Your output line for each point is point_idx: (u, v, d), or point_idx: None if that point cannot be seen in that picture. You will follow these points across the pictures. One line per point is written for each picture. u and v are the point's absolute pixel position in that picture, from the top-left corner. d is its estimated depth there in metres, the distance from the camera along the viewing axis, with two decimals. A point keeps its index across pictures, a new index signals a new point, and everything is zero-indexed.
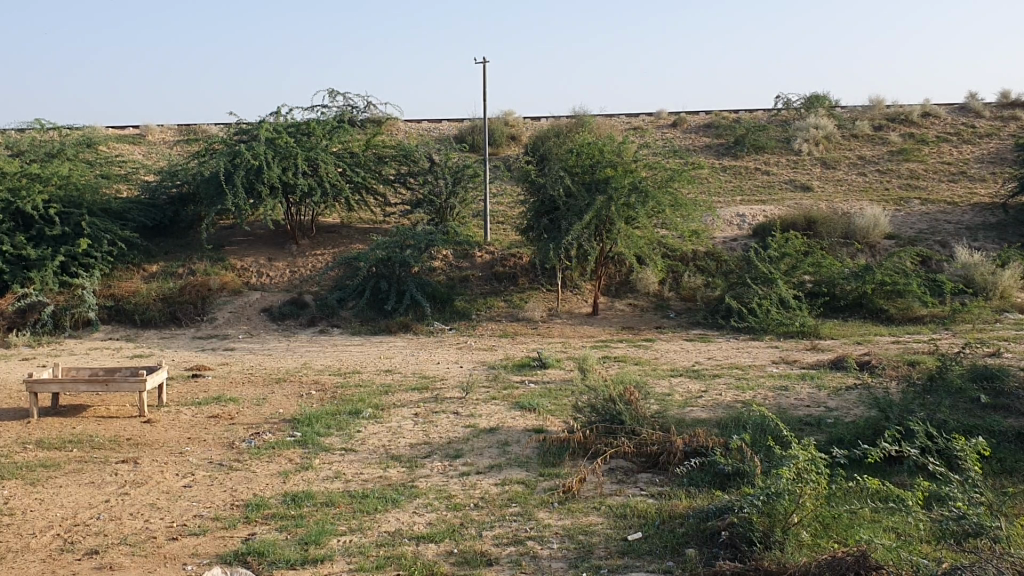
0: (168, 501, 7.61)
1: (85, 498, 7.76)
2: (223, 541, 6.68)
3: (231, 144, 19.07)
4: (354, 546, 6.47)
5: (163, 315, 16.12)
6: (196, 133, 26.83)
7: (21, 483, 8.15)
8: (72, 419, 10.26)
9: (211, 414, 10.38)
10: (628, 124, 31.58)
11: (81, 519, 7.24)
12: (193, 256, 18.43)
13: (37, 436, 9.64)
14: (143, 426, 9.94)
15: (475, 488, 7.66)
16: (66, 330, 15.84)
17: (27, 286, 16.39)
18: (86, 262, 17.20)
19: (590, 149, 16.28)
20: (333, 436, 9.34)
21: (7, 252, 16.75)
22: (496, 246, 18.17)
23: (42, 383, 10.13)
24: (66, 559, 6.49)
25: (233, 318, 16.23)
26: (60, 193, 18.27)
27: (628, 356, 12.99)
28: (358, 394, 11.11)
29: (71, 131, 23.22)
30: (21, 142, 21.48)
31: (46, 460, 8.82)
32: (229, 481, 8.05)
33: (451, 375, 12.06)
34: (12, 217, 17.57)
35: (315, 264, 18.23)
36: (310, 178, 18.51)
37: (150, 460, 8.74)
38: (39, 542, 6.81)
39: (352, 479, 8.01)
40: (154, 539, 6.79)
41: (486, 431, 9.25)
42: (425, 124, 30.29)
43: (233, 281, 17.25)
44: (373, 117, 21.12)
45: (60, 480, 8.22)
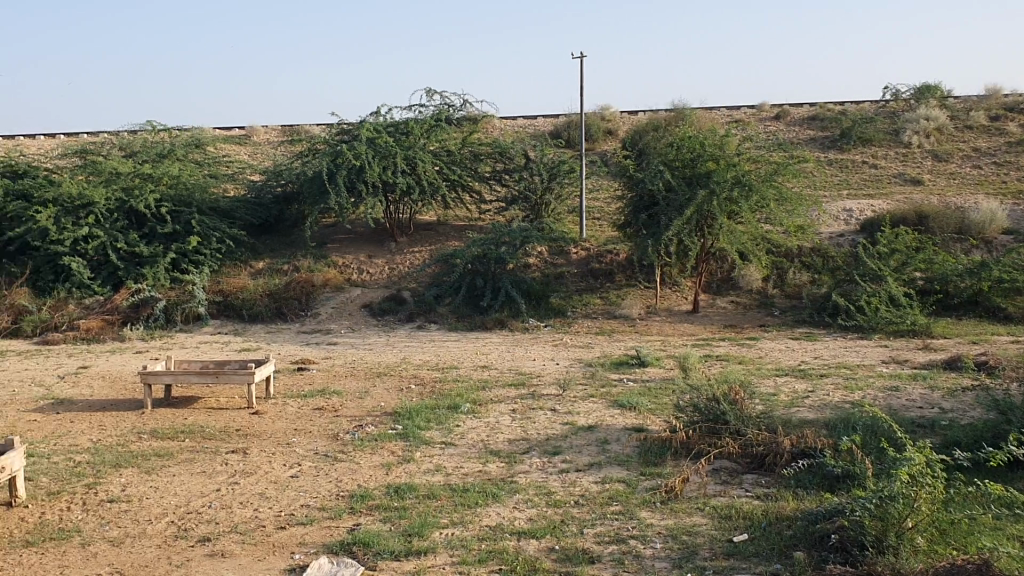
0: (277, 491, 7.80)
1: (198, 486, 8.02)
2: (330, 531, 6.81)
3: (333, 143, 19.51)
4: (457, 540, 6.51)
5: (268, 310, 16.58)
6: (299, 133, 27.47)
7: (138, 471, 8.48)
8: (184, 410, 10.59)
9: (314, 407, 10.59)
10: (729, 118, 31.01)
11: (194, 508, 7.47)
12: (298, 254, 18.85)
13: (152, 426, 10.01)
14: (252, 417, 10.22)
15: (575, 486, 7.61)
16: (177, 325, 16.35)
17: (141, 283, 17.09)
18: (196, 259, 17.84)
19: (691, 142, 16.06)
20: (434, 429, 9.42)
21: (122, 249, 17.61)
22: (593, 242, 18.05)
23: (157, 374, 10.51)
24: (180, 545, 6.72)
25: (335, 314, 16.55)
26: (171, 193, 19.07)
27: (731, 354, 12.72)
28: (456, 389, 11.19)
29: (180, 132, 24.06)
30: (135, 144, 22.36)
31: (161, 449, 9.16)
32: (334, 472, 8.21)
33: (549, 372, 12.03)
34: (126, 216, 18.53)
35: (414, 261, 18.42)
36: (408, 176, 18.75)
37: (258, 451, 8.97)
38: (155, 529, 7.07)
39: (453, 472, 8.06)
40: (263, 528, 6.96)
41: (585, 429, 9.18)
42: (521, 119, 30.36)
43: (335, 278, 17.61)
44: (469, 114, 20.88)
45: (173, 469, 8.51)
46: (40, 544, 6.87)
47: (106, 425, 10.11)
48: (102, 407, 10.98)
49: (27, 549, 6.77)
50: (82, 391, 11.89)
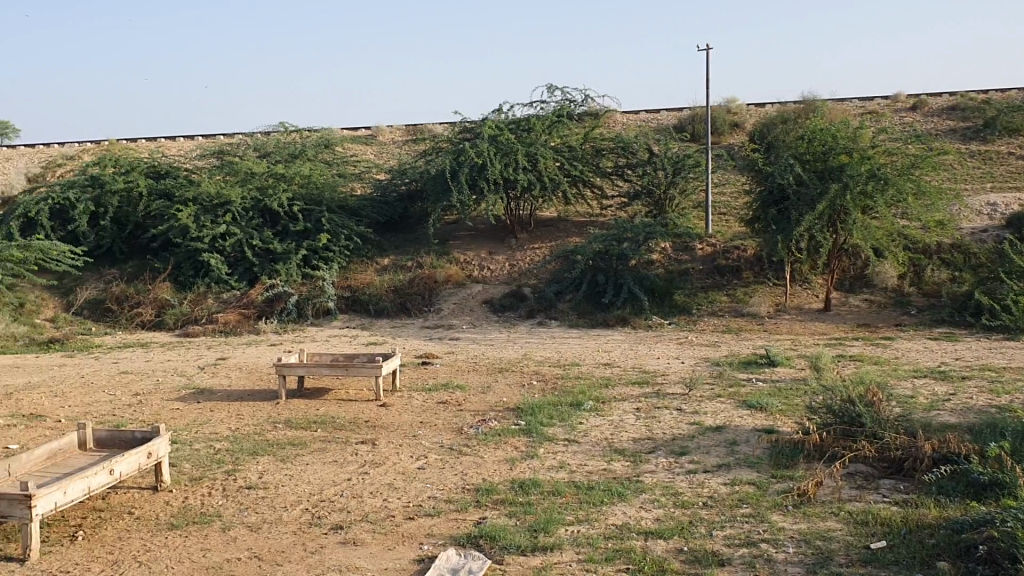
0: (405, 482, 7.95)
1: (330, 475, 8.26)
2: (457, 524, 6.90)
3: (456, 141, 19.79)
4: (583, 537, 6.49)
5: (394, 305, 16.94)
6: (424, 132, 27.98)
7: (273, 459, 8.80)
8: (315, 401, 10.93)
9: (439, 400, 10.75)
10: (862, 109, 29.90)
11: (326, 496, 7.69)
12: (422, 250, 19.15)
13: (286, 416, 10.38)
14: (379, 409, 10.46)
15: (703, 486, 7.48)
16: (308, 318, 16.87)
17: (274, 278, 17.75)
18: (325, 256, 18.40)
19: (823, 135, 15.61)
20: (557, 426, 9.42)
21: (257, 246, 18.41)
22: (718, 238, 17.71)
23: (290, 365, 10.90)
24: (314, 532, 6.93)
25: (458, 310, 16.77)
26: (303, 192, 19.80)
27: (865, 355, 12.26)
28: (580, 387, 11.15)
29: (310, 132, 24.86)
30: (268, 144, 23.24)
31: (295, 438, 9.48)
32: (460, 465, 8.31)
33: (674, 370, 11.86)
34: (261, 215, 19.36)
35: (535, 257, 18.48)
36: (530, 172, 18.79)
37: (386, 442, 9.17)
38: (291, 516, 7.31)
39: (577, 469, 8.04)
40: (392, 518, 7.11)
41: (712, 429, 9.00)
42: (644, 114, 30.05)
43: (457, 274, 17.84)
44: (591, 109, 20.79)
45: (306, 458, 8.79)
46: (184, 527, 7.21)
47: (243, 414, 10.54)
48: (240, 396, 11.46)
49: (172, 532, 7.11)
50: (221, 381, 12.44)
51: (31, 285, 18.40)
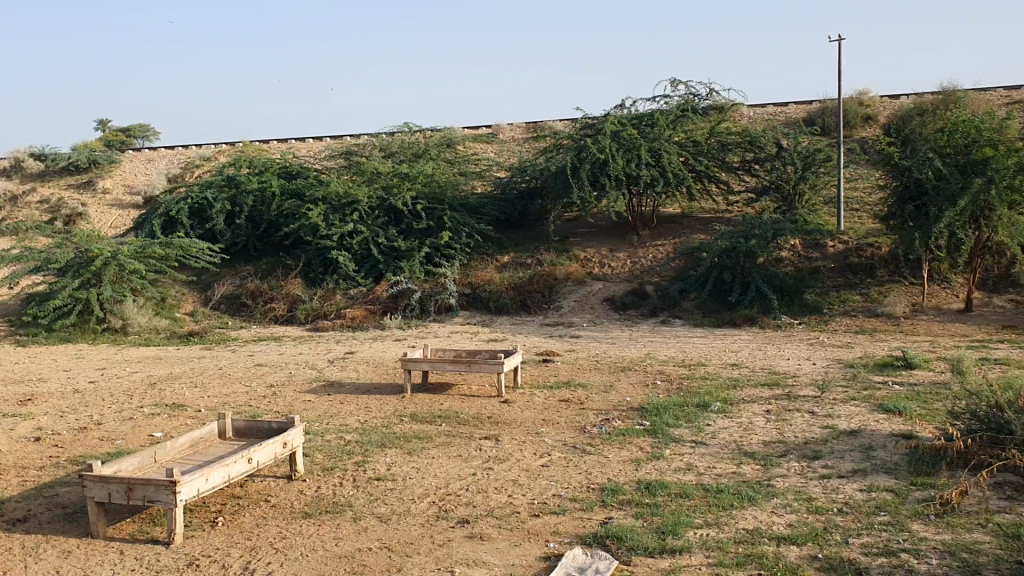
0: (530, 478, 7.97)
1: (455, 469, 8.36)
2: (582, 523, 6.88)
3: (577, 138, 19.78)
4: (712, 541, 6.35)
5: (515, 302, 17.05)
6: (545, 129, 28.03)
7: (400, 452, 8.97)
8: (439, 397, 11.09)
9: (562, 398, 10.74)
10: (1007, 98, 28.32)
11: (452, 490, 7.79)
12: (543, 247, 19.16)
13: (412, 410, 10.57)
14: (502, 405, 10.53)
15: (838, 492, 7.22)
16: (430, 314, 17.14)
17: (398, 275, 18.11)
18: (447, 253, 18.68)
19: (966, 127, 14.90)
20: (683, 427, 9.27)
21: (383, 244, 18.94)
22: (850, 235, 17.12)
23: (416, 361, 11.11)
24: (442, 526, 7.02)
25: (579, 307, 16.75)
26: (426, 190, 20.17)
27: (1012, 359, 11.60)
28: (706, 388, 10.94)
29: (433, 132, 25.28)
30: (392, 144, 23.77)
31: (420, 432, 9.64)
32: (584, 464, 8.28)
33: (804, 372, 11.51)
34: (386, 213, 19.84)
35: (658, 254, 18.26)
36: (653, 168, 18.52)
37: (510, 439, 9.22)
38: (418, 508, 7.44)
39: (705, 472, 7.89)
40: (518, 514, 7.14)
41: (847, 433, 8.69)
42: (770, 108, 29.29)
43: (578, 272, 17.80)
44: (715, 103, 20.36)
45: (431, 452, 8.92)
46: (317, 516, 7.42)
47: (370, 407, 10.79)
48: (368, 390, 11.75)
49: (306, 520, 7.34)
50: (350, 374, 12.79)
51: (172, 280, 19.35)
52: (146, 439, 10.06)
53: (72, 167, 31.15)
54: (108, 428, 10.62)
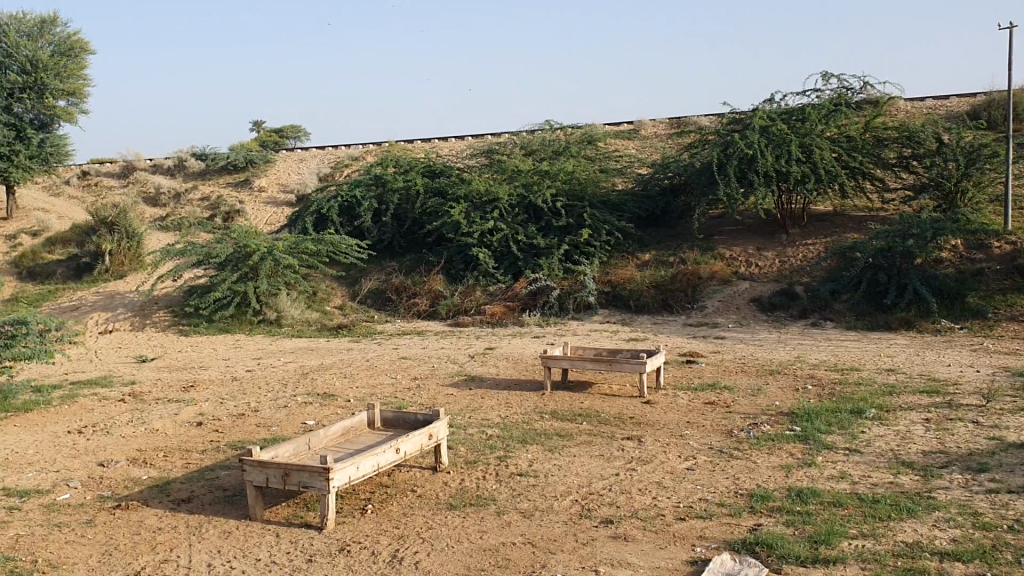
0: (674, 481, 7.85)
1: (598, 469, 8.32)
2: (730, 528, 6.72)
3: (723, 134, 19.44)
4: (869, 552, 6.09)
5: (657, 301, 16.85)
6: (688, 125, 27.59)
7: (542, 449, 9.00)
8: (581, 395, 11.09)
9: (707, 400, 10.54)
10: None
11: (595, 489, 7.75)
12: (686, 245, 18.86)
13: (552, 407, 10.59)
14: (644, 406, 10.42)
15: (1008, 508, 6.79)
16: (570, 312, 17.15)
17: (538, 272, 18.19)
18: (587, 251, 18.64)
19: None
20: (836, 434, 8.93)
21: (523, 241, 19.06)
22: (1019, 236, 16.12)
23: (556, 358, 11.14)
24: (585, 524, 7.01)
25: (723, 308, 16.41)
26: (567, 187, 20.20)
27: None
28: (860, 393, 10.50)
29: (575, 129, 25.30)
30: (534, 142, 23.94)
31: (562, 430, 9.65)
32: (731, 468, 8.09)
33: (968, 380, 10.88)
34: (526, 210, 19.95)
35: (807, 253, 17.67)
36: (803, 164, 17.91)
37: (653, 440, 9.11)
38: (562, 506, 7.45)
39: (860, 481, 7.57)
40: (663, 516, 7.04)
41: (1017, 446, 8.15)
42: (930, 101, 27.85)
43: (723, 271, 17.44)
44: (870, 97, 19.60)
45: (573, 450, 8.91)
46: (462, 508, 7.54)
47: (512, 403, 10.89)
48: (509, 386, 11.86)
49: (451, 512, 7.46)
50: (491, 370, 12.94)
51: (322, 275, 20.08)
52: (299, 427, 10.46)
53: (231, 166, 32.86)
54: (264, 415, 11.12)
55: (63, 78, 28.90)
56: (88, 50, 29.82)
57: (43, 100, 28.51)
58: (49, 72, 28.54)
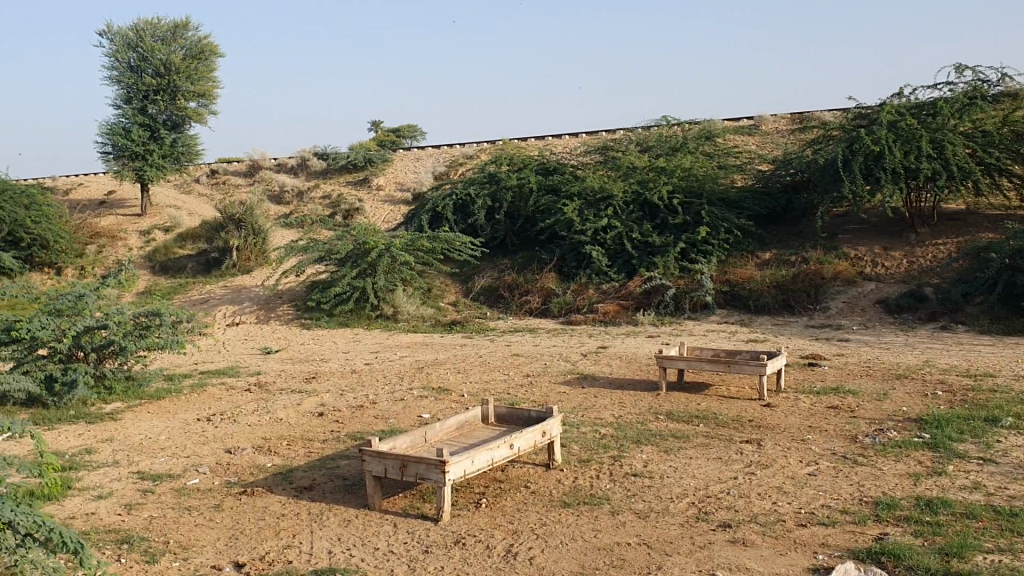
0: (795, 487, 7.65)
1: (716, 472, 8.18)
2: (854, 537, 6.50)
3: (849, 129, 18.84)
4: (1006, 567, 5.78)
5: (777, 302, 16.45)
6: (811, 120, 26.79)
7: (658, 450, 8.90)
8: (697, 396, 10.92)
9: (829, 405, 10.22)
10: None
11: (713, 492, 7.63)
12: (807, 244, 18.33)
13: (668, 408, 10.46)
14: (764, 409, 10.18)
15: None
16: (686, 312, 16.91)
17: (653, 271, 18.00)
18: (705, 249, 18.33)
19: None
20: (969, 443, 8.53)
21: (638, 239, 18.87)
22: None
23: (672, 358, 11.01)
24: (702, 527, 6.90)
25: (847, 309, 15.90)
26: (683, 184, 19.93)
27: None
28: (994, 401, 9.99)
29: (692, 125, 24.92)
30: (650, 138, 23.71)
31: (678, 431, 9.52)
32: (855, 475, 7.82)
33: None
34: (641, 208, 19.76)
35: (938, 253, 16.92)
36: (934, 160, 17.17)
37: (773, 444, 8.89)
38: (677, 508, 7.36)
39: (996, 493, 7.20)
40: (783, 522, 6.87)
41: None
42: None
43: (848, 270, 16.90)
44: (1008, 89, 18.64)
45: (689, 452, 8.78)
46: (576, 506, 7.52)
47: (627, 403, 10.81)
48: (622, 385, 11.78)
49: (566, 510, 7.45)
50: (604, 368, 12.89)
51: (437, 272, 20.39)
52: (415, 420, 10.65)
53: (351, 165, 33.73)
54: (381, 407, 11.36)
55: (194, 80, 30.23)
56: (218, 53, 31.10)
57: (176, 102, 29.88)
58: (182, 75, 29.89)
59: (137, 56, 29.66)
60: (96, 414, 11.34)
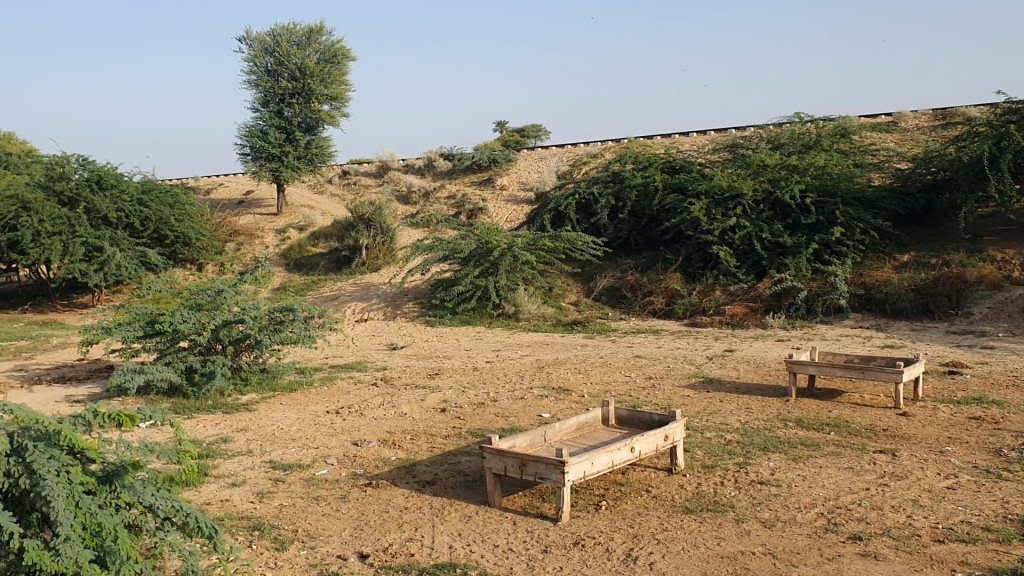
0: (933, 500, 7.25)
1: (846, 482, 7.84)
2: (998, 555, 6.11)
3: (997, 125, 17.84)
4: None
5: (915, 306, 15.71)
6: (956, 116, 25.47)
7: (785, 458, 8.61)
8: (828, 403, 10.52)
9: (972, 416, 9.67)
10: None
11: (843, 503, 7.31)
12: (949, 245, 17.43)
13: (796, 415, 10.11)
14: (900, 418, 9.71)
15: None
16: (818, 316, 16.34)
17: (783, 272, 17.47)
18: (838, 250, 17.68)
19: None
20: None
21: (767, 239, 18.35)
22: None
23: (802, 363, 10.64)
24: (831, 539, 6.61)
25: (992, 315, 15.03)
26: (816, 183, 19.27)
27: None
28: None
29: (827, 122, 24.09)
30: (781, 136, 23.04)
31: (807, 439, 9.18)
32: (999, 491, 7.36)
33: None
34: (772, 208, 19.22)
35: None
36: None
37: (909, 455, 8.47)
38: (805, 517, 7.09)
39: None
40: (919, 537, 6.52)
41: None
42: None
43: (993, 274, 15.98)
44: None
45: (819, 461, 8.45)
46: (699, 513, 7.34)
47: (753, 408, 10.50)
48: (749, 390, 11.46)
49: (687, 516, 7.28)
50: (730, 372, 12.57)
51: (560, 271, 20.36)
52: (535, 418, 10.64)
53: (477, 165, 34.11)
54: (502, 405, 11.40)
55: (327, 84, 31.16)
56: (350, 56, 31.96)
57: (310, 105, 30.91)
58: (316, 79, 30.84)
59: (274, 61, 30.76)
60: (232, 404, 11.79)
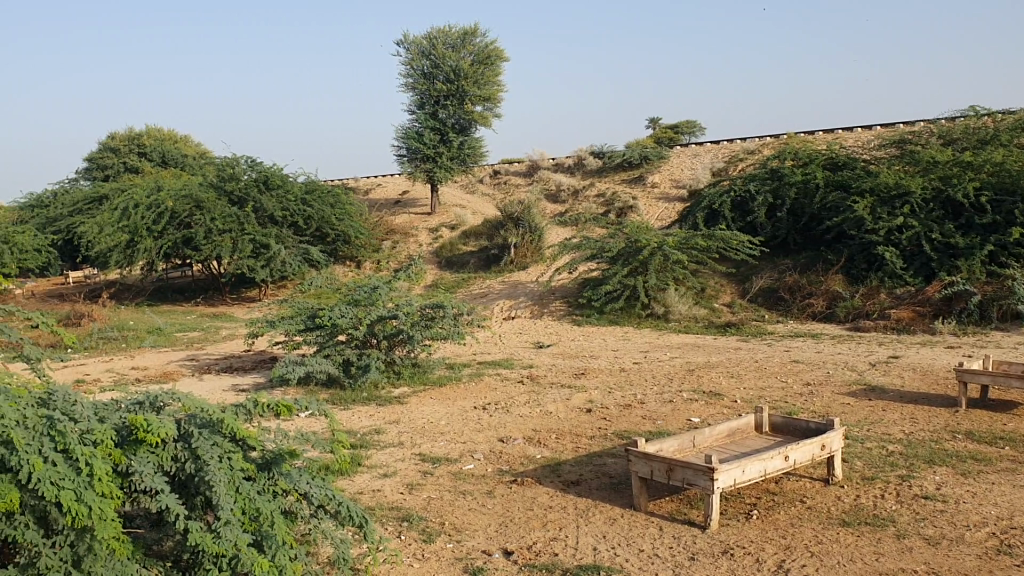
0: None
1: (1022, 501, 7.23)
2: None
3: None
4: None
5: None
6: None
7: (953, 472, 8.03)
8: (1002, 416, 9.78)
9: None
10: None
11: (1018, 524, 6.74)
12: None
13: (967, 427, 9.44)
14: None
15: None
16: (993, 322, 15.27)
17: (954, 275, 16.42)
18: (1017, 253, 16.47)
19: None
20: None
21: (937, 240, 17.29)
22: None
23: (974, 372, 9.93)
24: (1004, 562, 6.10)
25: None
26: (993, 179, 18.02)
27: None
28: None
29: (1005, 115, 22.51)
30: (954, 130, 21.70)
31: (979, 453, 8.55)
32: None
33: None
34: (942, 207, 18.11)
35: None
36: None
37: None
38: (974, 537, 6.57)
39: None
40: None
41: None
42: None
43: None
44: None
45: (991, 477, 7.84)
46: (856, 526, 6.93)
47: (919, 418, 9.88)
48: (914, 399, 10.80)
49: (843, 529, 6.89)
50: (894, 380, 11.89)
51: (711, 271, 19.86)
52: (684, 422, 10.38)
53: (628, 163, 33.78)
54: (650, 408, 11.17)
55: (481, 85, 31.55)
56: (504, 57, 32.25)
57: (464, 106, 31.39)
58: (470, 80, 31.28)
59: (430, 64, 31.38)
60: (385, 397, 12.06)
